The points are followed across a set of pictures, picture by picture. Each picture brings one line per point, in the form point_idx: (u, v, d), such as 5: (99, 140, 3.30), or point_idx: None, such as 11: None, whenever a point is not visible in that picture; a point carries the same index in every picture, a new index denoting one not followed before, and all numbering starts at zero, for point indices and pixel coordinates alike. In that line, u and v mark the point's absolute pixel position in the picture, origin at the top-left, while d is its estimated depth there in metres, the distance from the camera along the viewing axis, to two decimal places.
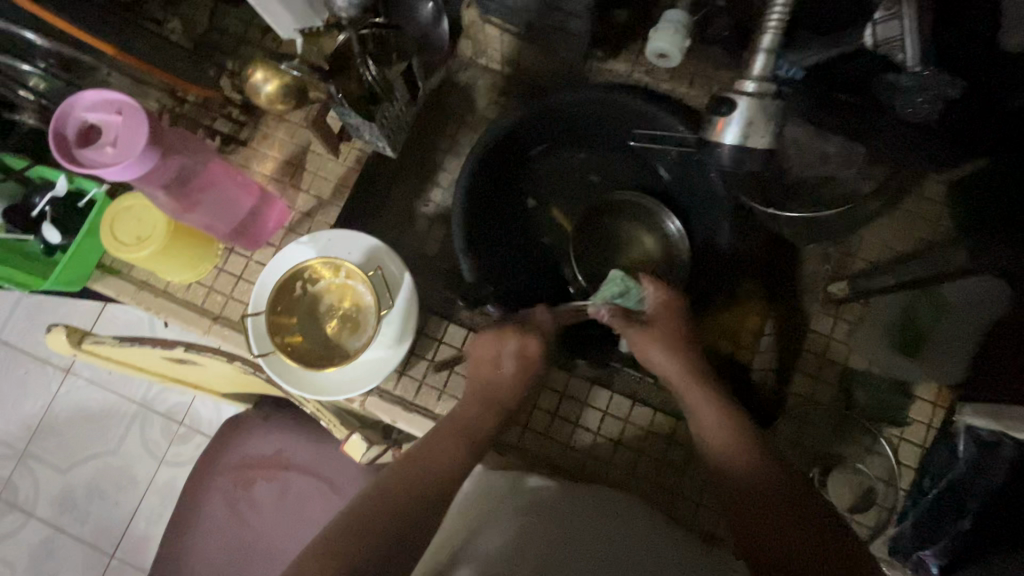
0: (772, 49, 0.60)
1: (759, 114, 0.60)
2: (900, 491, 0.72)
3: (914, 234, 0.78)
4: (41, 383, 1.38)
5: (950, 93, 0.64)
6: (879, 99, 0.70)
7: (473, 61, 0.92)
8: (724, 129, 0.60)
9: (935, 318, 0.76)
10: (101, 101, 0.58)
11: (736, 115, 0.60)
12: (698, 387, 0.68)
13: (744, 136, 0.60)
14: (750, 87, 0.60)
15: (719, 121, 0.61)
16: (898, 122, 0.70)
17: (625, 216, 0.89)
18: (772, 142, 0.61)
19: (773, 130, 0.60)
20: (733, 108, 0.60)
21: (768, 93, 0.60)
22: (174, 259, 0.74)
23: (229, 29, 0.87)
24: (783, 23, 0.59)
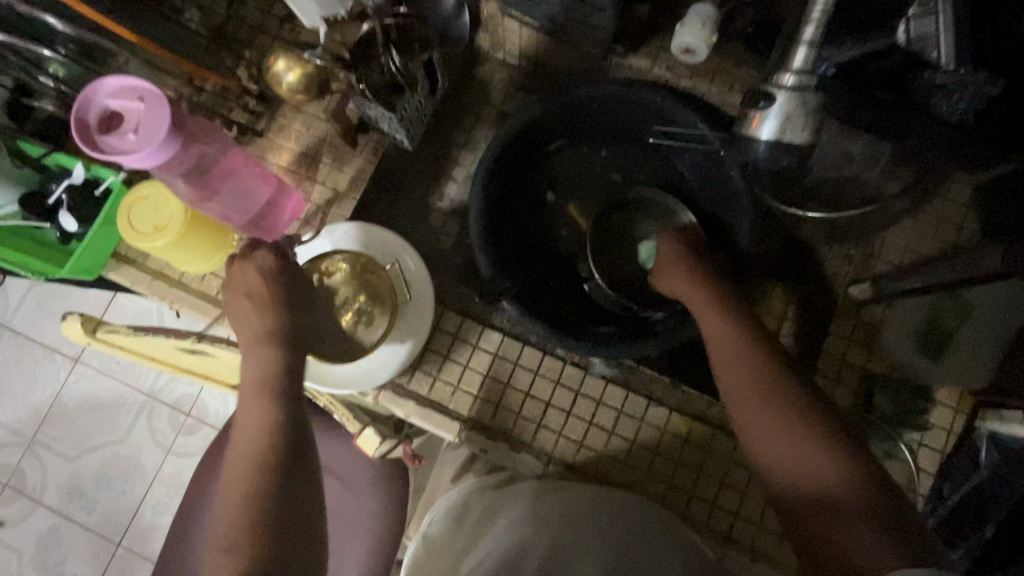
0: (814, 42, 0.57)
1: (798, 112, 0.59)
2: (918, 496, 0.72)
3: (939, 236, 0.77)
4: (50, 371, 1.39)
5: (991, 91, 0.62)
6: (916, 98, 0.67)
7: (490, 55, 0.91)
8: (760, 124, 0.60)
9: (960, 320, 0.74)
10: (123, 88, 0.57)
11: (774, 108, 0.59)
12: (683, 267, 0.76)
13: (780, 131, 0.59)
14: (789, 81, 0.58)
15: (756, 116, 0.60)
16: (934, 122, 0.69)
17: (641, 215, 0.87)
18: (810, 138, 0.60)
19: (814, 124, 0.59)
20: (771, 103, 0.59)
21: (808, 87, 0.58)
22: (191, 249, 0.73)
23: (246, 18, 0.86)
24: (826, 13, 0.56)
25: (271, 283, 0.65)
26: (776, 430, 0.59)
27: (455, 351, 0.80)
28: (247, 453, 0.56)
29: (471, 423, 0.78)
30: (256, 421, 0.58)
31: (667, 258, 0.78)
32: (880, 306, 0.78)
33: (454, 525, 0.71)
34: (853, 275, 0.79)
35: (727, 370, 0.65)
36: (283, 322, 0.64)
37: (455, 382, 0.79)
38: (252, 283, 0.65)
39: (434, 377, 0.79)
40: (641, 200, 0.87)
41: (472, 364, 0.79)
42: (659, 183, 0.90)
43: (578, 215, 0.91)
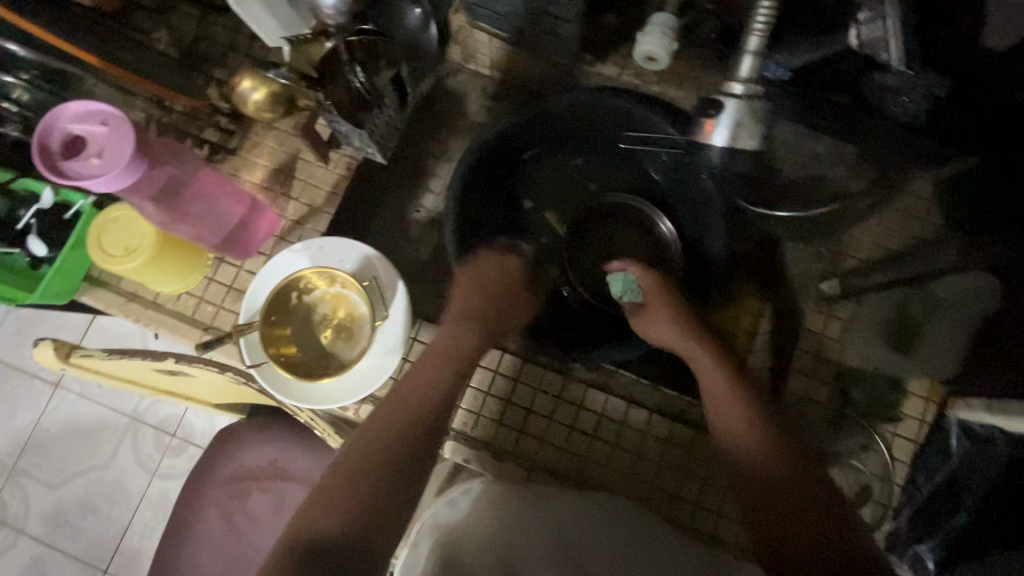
0: (759, 51, 0.59)
1: (752, 117, 0.59)
2: (895, 486, 0.73)
3: (906, 232, 0.80)
4: (30, 398, 1.37)
5: (938, 92, 0.67)
6: (868, 99, 0.72)
7: (462, 66, 0.92)
8: (713, 130, 0.60)
9: (929, 314, 0.77)
10: (84, 112, 0.56)
11: (725, 117, 0.60)
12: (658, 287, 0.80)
13: (733, 137, 0.60)
14: (739, 89, 0.60)
15: (708, 122, 0.61)
16: (887, 121, 0.73)
17: (623, 223, 0.90)
18: (760, 144, 0.61)
19: (763, 130, 0.60)
20: (722, 109, 0.60)
21: (757, 96, 0.60)
22: (165, 270, 0.73)
23: (217, 37, 0.86)
24: (770, 22, 0.58)
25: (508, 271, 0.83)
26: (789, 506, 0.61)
27: None
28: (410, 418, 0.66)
29: (455, 433, 0.78)
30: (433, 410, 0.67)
31: (651, 299, 0.79)
32: (852, 301, 0.79)
33: (425, 527, 0.68)
34: (823, 271, 0.82)
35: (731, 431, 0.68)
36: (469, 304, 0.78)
37: None
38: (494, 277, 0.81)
39: None
40: (615, 203, 0.90)
41: None
42: (632, 188, 0.91)
43: (554, 225, 0.92)
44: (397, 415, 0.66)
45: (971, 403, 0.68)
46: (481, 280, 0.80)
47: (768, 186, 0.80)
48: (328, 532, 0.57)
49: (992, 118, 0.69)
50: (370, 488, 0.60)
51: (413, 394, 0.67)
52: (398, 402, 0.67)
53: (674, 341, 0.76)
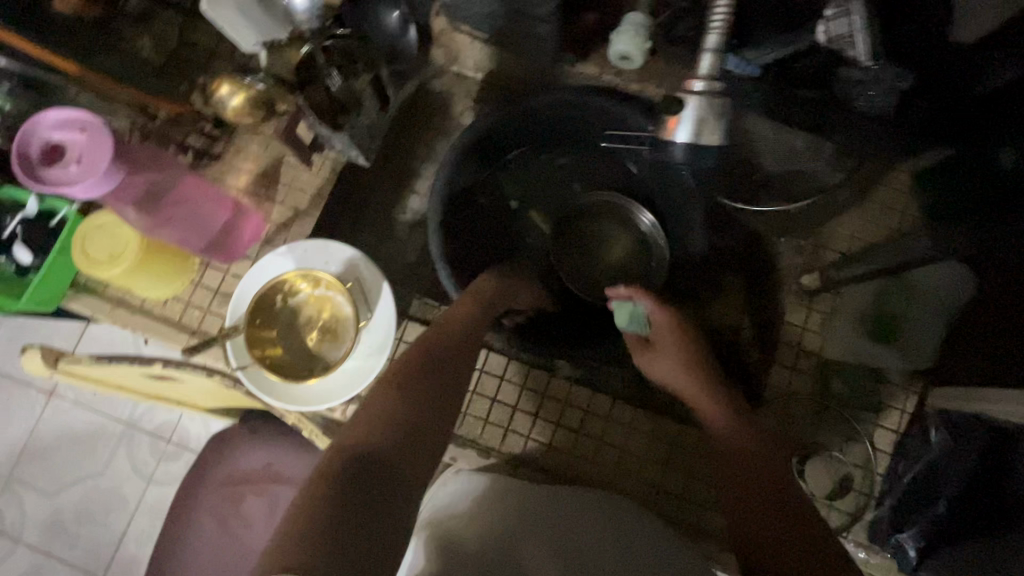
0: (718, 49, 0.58)
1: (713, 112, 0.59)
2: (877, 477, 0.74)
3: (885, 225, 0.80)
4: (25, 406, 1.37)
5: (902, 86, 0.65)
6: (839, 96, 0.70)
7: (447, 68, 0.93)
8: (676, 126, 0.60)
9: (906, 306, 0.78)
10: (65, 120, 0.57)
11: (688, 112, 0.59)
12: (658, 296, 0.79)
13: (697, 134, 0.59)
14: (699, 86, 0.59)
15: (671, 119, 0.60)
16: (859, 118, 0.71)
17: (606, 219, 0.90)
18: (725, 139, 0.60)
19: (726, 126, 0.60)
20: (683, 106, 0.59)
21: (718, 91, 0.59)
22: (148, 277, 0.73)
23: (199, 43, 0.86)
24: (727, 22, 0.57)
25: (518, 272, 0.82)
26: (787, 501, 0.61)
27: None
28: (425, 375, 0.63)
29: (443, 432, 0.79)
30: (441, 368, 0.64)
31: (662, 336, 0.76)
32: (833, 294, 0.80)
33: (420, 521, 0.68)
34: (804, 265, 0.82)
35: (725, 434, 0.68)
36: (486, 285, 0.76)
37: None
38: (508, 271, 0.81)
39: None
40: (595, 199, 0.90)
41: None
42: (617, 186, 0.91)
43: (539, 223, 0.92)
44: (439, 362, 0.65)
45: (954, 393, 0.70)
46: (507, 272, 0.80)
47: (746, 181, 0.81)
48: (375, 445, 0.54)
49: (960, 110, 0.70)
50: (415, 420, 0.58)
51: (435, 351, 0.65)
52: (432, 345, 0.66)
53: (679, 378, 0.73)
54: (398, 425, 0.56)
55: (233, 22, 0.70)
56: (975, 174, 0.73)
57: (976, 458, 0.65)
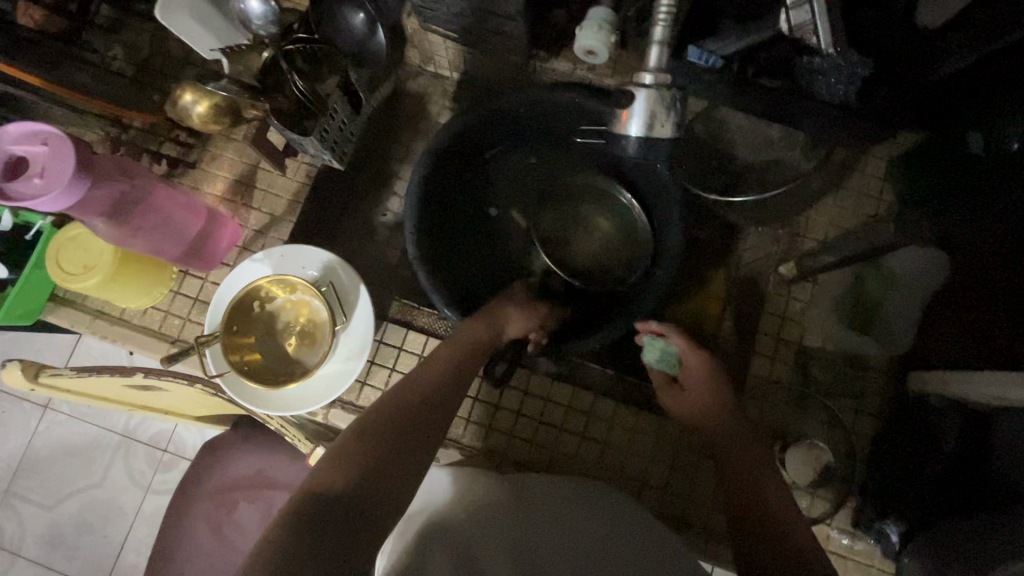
0: (664, 41, 0.59)
1: (661, 106, 0.59)
2: (857, 463, 0.74)
3: (862, 211, 0.80)
4: (19, 421, 1.37)
5: (862, 72, 0.67)
6: (800, 83, 0.72)
7: (422, 69, 0.93)
8: (628, 120, 0.60)
9: (884, 291, 0.78)
10: (26, 134, 0.57)
11: (638, 105, 0.59)
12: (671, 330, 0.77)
13: (648, 126, 0.59)
14: (648, 79, 0.59)
15: (623, 113, 0.60)
16: (819, 104, 0.72)
17: (587, 203, 0.91)
18: (676, 132, 0.61)
19: (677, 119, 0.60)
20: (633, 99, 0.59)
21: (665, 84, 0.59)
22: (124, 288, 0.73)
23: (171, 52, 0.86)
24: (672, 15, 0.58)
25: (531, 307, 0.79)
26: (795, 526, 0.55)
27: (401, 363, 0.81)
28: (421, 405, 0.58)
29: None
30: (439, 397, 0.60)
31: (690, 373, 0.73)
32: (811, 283, 0.80)
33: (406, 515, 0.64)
34: (782, 254, 0.81)
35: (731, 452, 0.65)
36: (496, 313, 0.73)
37: None
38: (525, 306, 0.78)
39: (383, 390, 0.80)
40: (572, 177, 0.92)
41: None
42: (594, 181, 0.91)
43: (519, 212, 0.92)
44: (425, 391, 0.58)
45: (931, 375, 0.71)
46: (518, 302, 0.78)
47: (722, 175, 0.81)
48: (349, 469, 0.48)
49: (920, 93, 0.71)
50: (398, 440, 0.52)
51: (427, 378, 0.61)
52: (420, 380, 0.60)
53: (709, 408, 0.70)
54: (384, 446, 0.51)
55: (189, 29, 0.69)
56: (947, 158, 0.74)
57: (955, 438, 0.68)
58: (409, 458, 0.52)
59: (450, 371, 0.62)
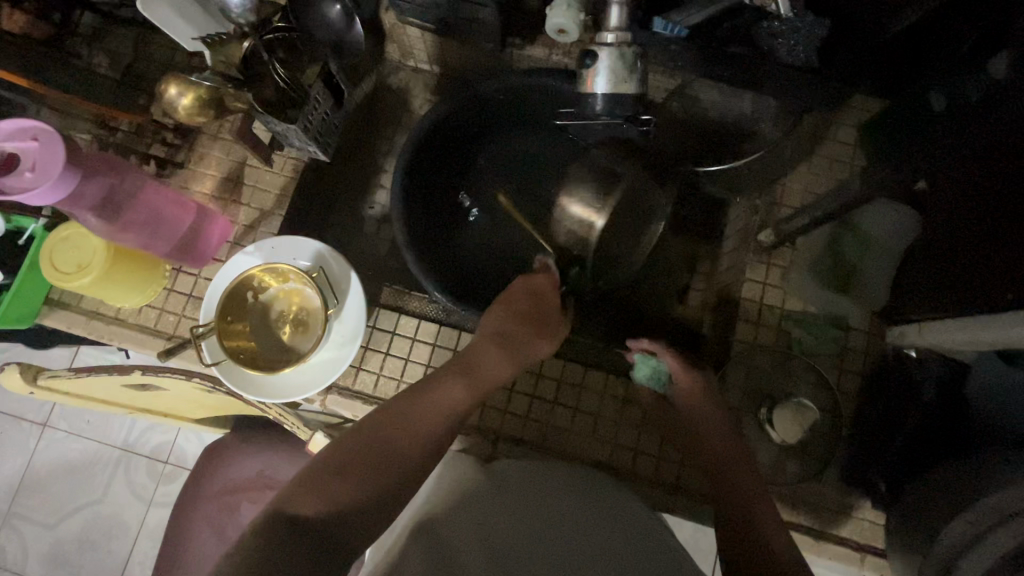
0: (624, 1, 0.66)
1: (623, 65, 0.67)
2: (846, 420, 0.76)
3: (834, 177, 0.83)
4: (18, 441, 1.38)
5: (821, 33, 0.69)
6: (763, 49, 0.72)
7: (402, 64, 0.96)
8: (594, 81, 0.67)
9: (861, 252, 0.80)
10: (14, 130, 0.59)
11: (602, 64, 0.66)
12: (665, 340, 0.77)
13: (613, 83, 0.67)
14: (610, 38, 0.67)
15: (588, 75, 0.68)
16: (780, 67, 0.72)
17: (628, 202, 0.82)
18: (640, 87, 0.68)
19: (639, 75, 0.68)
20: (597, 58, 0.66)
21: (625, 42, 0.66)
22: (118, 285, 0.74)
23: (155, 56, 0.88)
24: None
25: (545, 307, 0.77)
26: (769, 530, 0.60)
27: (395, 347, 0.82)
28: (424, 426, 0.61)
29: None
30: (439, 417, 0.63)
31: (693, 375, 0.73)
32: (789, 247, 0.82)
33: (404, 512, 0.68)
34: (761, 223, 0.83)
35: (718, 454, 0.69)
36: (507, 321, 0.75)
37: (398, 376, 0.81)
38: (541, 306, 0.77)
39: (378, 374, 0.81)
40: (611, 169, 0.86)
41: (413, 356, 0.82)
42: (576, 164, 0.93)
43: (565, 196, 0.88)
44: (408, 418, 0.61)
45: (909, 328, 0.74)
46: (533, 300, 0.77)
47: (694, 140, 0.85)
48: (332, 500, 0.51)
49: (881, 53, 0.74)
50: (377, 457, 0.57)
51: (436, 402, 0.64)
52: (413, 399, 0.63)
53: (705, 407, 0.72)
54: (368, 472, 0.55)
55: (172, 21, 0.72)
56: (909, 121, 0.76)
57: (936, 392, 0.72)
58: (386, 489, 0.55)
59: (450, 394, 0.65)
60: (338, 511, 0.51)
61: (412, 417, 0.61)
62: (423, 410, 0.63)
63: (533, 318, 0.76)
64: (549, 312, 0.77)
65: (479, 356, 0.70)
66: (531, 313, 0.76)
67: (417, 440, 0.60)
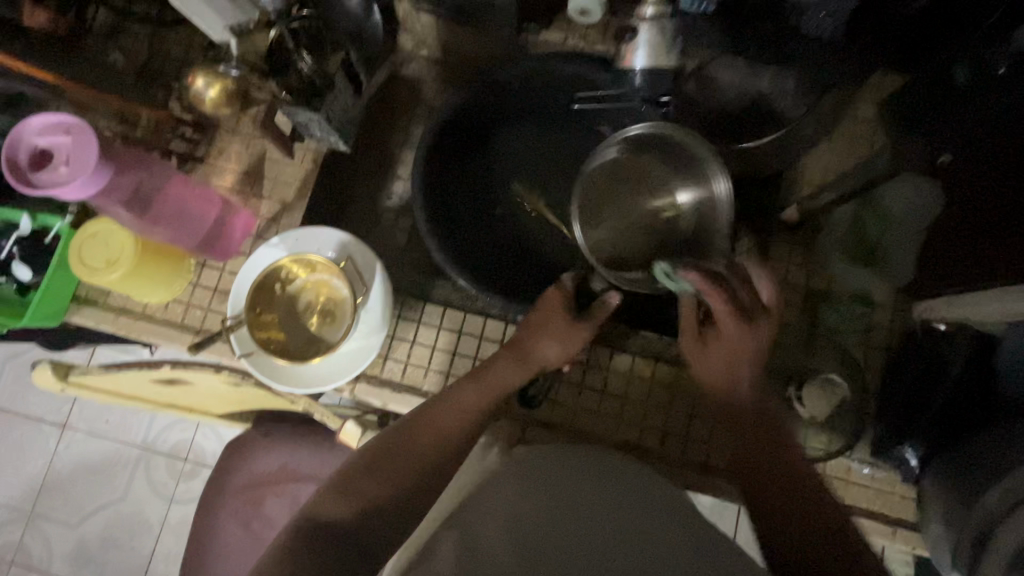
0: None
1: (662, 42, 0.72)
2: (873, 394, 0.76)
3: (853, 155, 0.83)
4: (38, 443, 1.39)
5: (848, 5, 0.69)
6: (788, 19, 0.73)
7: (415, 53, 0.95)
8: (633, 55, 0.73)
9: (883, 227, 0.82)
10: (48, 125, 0.61)
11: (642, 38, 0.72)
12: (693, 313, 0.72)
13: (651, 57, 0.73)
14: (649, 13, 0.72)
15: (629, 49, 0.74)
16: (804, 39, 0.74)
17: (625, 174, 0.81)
18: (677, 59, 0.74)
19: (677, 47, 0.73)
20: (637, 34, 0.73)
21: (664, 16, 0.72)
22: (145, 280, 0.74)
23: (170, 52, 0.88)
24: None
25: (552, 320, 0.71)
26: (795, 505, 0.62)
27: (421, 335, 0.82)
28: (435, 432, 0.63)
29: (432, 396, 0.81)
30: (448, 426, 0.64)
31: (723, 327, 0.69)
32: (812, 225, 0.83)
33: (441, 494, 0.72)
34: (784, 201, 0.83)
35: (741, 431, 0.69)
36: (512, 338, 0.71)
37: (426, 364, 0.81)
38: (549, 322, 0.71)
39: (405, 363, 0.81)
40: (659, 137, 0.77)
41: (440, 344, 0.82)
42: (591, 148, 0.92)
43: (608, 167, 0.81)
44: (417, 426, 0.63)
45: (934, 304, 0.73)
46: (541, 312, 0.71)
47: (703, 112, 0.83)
48: (342, 515, 0.56)
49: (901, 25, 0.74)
50: (385, 465, 0.60)
51: (446, 410, 0.65)
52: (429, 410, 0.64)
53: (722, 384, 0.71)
54: (379, 482, 0.59)
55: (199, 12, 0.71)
56: None
57: (963, 361, 0.70)
58: (398, 493, 0.59)
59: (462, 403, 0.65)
60: (354, 518, 0.56)
61: (422, 427, 0.63)
62: (434, 417, 0.64)
63: (537, 330, 0.71)
64: (559, 326, 0.70)
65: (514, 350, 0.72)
66: (536, 329, 0.71)
67: (432, 445, 0.62)
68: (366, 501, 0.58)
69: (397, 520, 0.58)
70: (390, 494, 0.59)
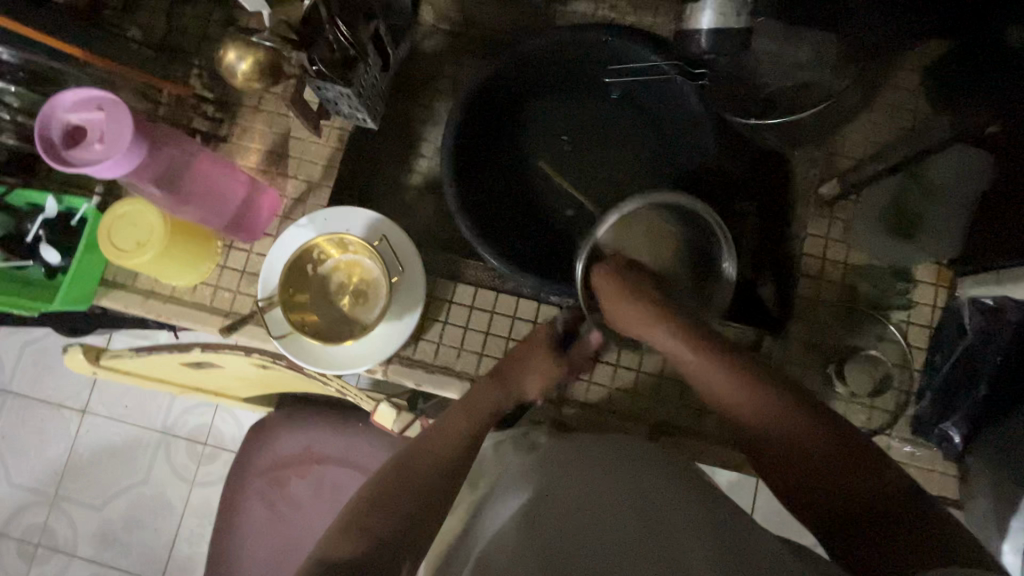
0: None
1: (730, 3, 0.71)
2: (915, 371, 0.75)
3: (896, 126, 0.80)
4: (59, 427, 1.40)
5: None
6: None
7: (437, 27, 0.92)
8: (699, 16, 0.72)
9: (927, 201, 0.78)
10: (79, 101, 0.61)
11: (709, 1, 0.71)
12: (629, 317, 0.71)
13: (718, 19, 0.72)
14: None
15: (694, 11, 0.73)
16: None
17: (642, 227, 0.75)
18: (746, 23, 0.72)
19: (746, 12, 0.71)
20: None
21: None
22: (176, 261, 0.74)
23: (189, 28, 0.85)
24: None
25: (533, 343, 0.76)
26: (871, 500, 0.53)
27: (453, 315, 0.81)
28: (434, 453, 0.66)
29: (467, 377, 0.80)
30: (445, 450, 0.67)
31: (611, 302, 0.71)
32: (851, 200, 0.79)
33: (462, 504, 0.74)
34: (820, 176, 0.80)
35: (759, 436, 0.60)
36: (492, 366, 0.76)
37: (459, 344, 0.80)
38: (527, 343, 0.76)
39: (437, 343, 0.80)
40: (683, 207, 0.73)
41: (471, 325, 0.81)
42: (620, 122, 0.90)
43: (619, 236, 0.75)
44: (416, 451, 0.66)
45: (978, 280, 0.73)
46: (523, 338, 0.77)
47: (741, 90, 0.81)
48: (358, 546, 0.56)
49: None
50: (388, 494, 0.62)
51: (440, 436, 0.68)
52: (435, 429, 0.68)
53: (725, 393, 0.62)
54: (390, 509, 0.60)
55: None
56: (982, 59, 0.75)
57: (1010, 338, 0.69)
58: (407, 509, 0.61)
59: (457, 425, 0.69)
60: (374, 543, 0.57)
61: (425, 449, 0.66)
62: (432, 443, 0.67)
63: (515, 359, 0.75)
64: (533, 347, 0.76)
65: (517, 362, 0.75)
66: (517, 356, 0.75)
67: (433, 465, 0.65)
68: (384, 526, 0.58)
69: (413, 541, 0.59)
70: (400, 515, 0.60)
